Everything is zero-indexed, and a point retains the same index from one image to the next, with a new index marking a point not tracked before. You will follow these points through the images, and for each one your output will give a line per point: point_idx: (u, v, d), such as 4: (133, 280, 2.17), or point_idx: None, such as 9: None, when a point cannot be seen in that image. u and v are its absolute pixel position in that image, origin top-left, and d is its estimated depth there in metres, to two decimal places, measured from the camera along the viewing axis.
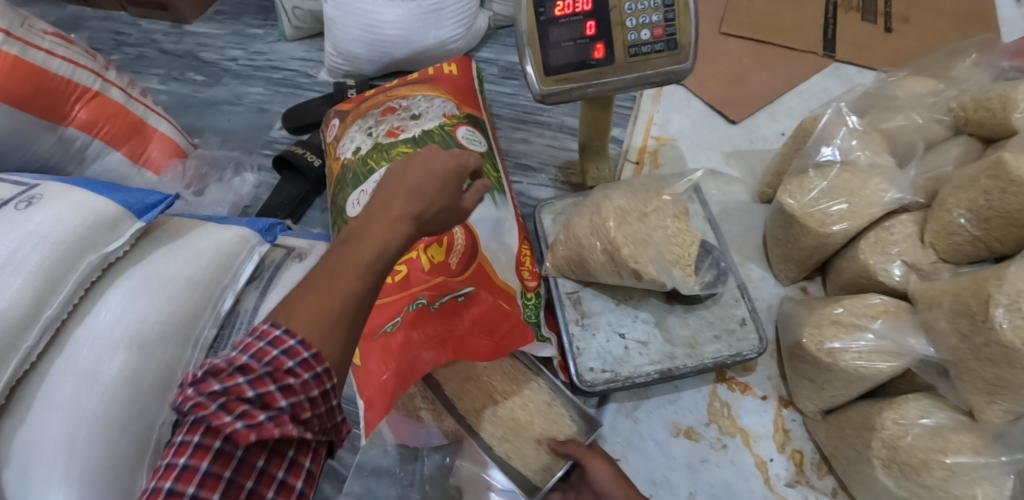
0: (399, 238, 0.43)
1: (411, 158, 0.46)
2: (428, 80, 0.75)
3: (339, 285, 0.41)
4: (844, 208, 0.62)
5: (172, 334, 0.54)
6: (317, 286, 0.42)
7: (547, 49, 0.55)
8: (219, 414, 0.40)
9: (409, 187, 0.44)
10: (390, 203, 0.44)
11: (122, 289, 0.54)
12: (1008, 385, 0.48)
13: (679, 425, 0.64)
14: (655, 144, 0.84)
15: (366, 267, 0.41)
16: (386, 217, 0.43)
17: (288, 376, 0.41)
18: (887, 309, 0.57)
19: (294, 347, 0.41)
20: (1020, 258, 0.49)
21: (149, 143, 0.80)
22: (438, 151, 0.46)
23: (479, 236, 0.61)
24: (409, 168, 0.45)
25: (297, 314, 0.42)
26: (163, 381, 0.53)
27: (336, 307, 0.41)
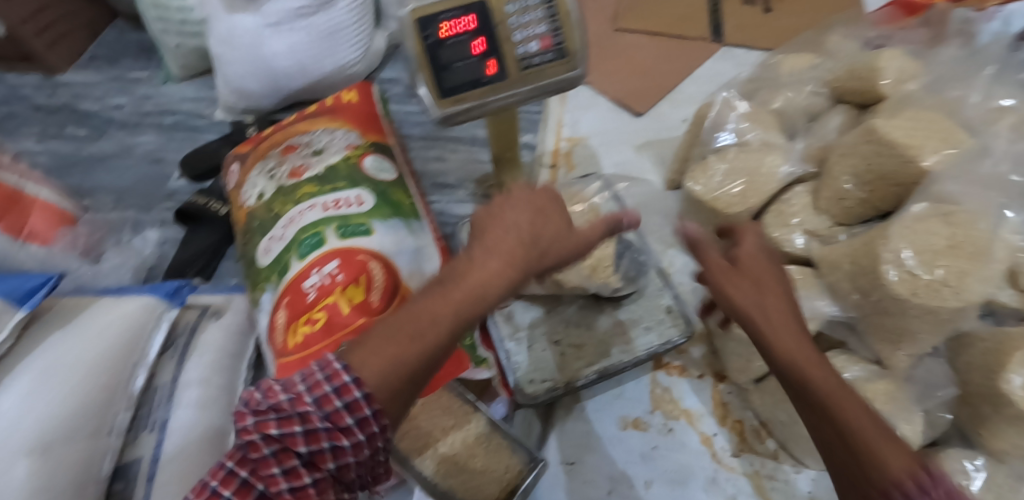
0: (496, 289, 0.45)
1: (524, 202, 0.49)
2: (326, 111, 0.73)
3: (425, 337, 0.43)
4: (747, 186, 0.65)
5: (81, 428, 0.51)
6: (405, 328, 0.43)
7: (438, 71, 0.55)
8: (270, 461, 0.40)
9: (519, 231, 0.47)
10: (502, 247, 0.46)
11: (16, 388, 0.50)
12: (907, 333, 0.52)
13: (627, 418, 0.65)
14: (568, 145, 0.85)
15: (452, 321, 0.44)
16: (497, 261, 0.46)
17: (343, 436, 0.41)
18: (797, 279, 0.60)
19: (358, 401, 0.41)
20: (898, 216, 0.53)
21: (29, 215, 0.73)
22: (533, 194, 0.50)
23: (398, 268, 0.59)
24: (508, 211, 0.48)
25: (371, 362, 0.42)
26: (80, 479, 0.49)
27: (413, 356, 0.43)
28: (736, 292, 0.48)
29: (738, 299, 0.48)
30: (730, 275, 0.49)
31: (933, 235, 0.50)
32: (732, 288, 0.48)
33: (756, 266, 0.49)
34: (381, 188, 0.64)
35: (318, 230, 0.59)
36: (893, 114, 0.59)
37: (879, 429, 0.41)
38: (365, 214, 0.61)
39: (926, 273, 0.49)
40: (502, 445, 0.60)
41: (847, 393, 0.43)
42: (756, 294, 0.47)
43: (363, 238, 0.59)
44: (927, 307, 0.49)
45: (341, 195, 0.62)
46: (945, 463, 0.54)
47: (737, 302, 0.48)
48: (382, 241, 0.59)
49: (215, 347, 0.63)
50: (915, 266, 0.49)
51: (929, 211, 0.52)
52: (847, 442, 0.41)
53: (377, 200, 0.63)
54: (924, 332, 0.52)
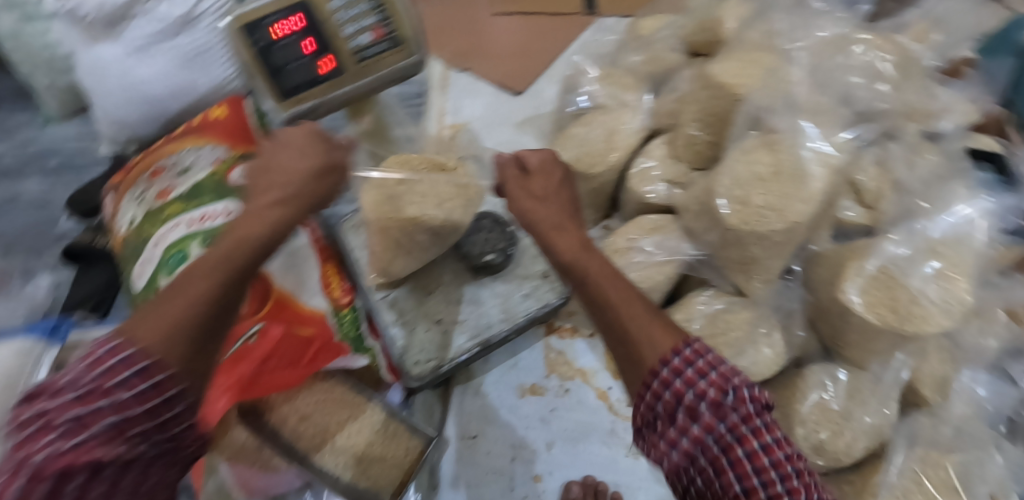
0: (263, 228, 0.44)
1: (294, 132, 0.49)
2: (194, 130, 0.73)
3: (190, 293, 0.40)
4: (606, 146, 0.67)
5: None
6: (168, 299, 0.40)
7: (273, 74, 0.55)
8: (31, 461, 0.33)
9: (295, 160, 0.48)
10: (281, 179, 0.47)
11: None
12: (752, 261, 0.55)
13: (524, 386, 0.67)
14: (451, 132, 0.86)
15: (225, 261, 0.42)
16: (274, 195, 0.46)
17: (120, 387, 0.37)
18: (657, 225, 0.62)
19: (129, 357, 0.37)
20: (731, 152, 0.55)
21: None
22: (293, 132, 0.49)
23: (269, 272, 0.60)
24: (276, 152, 0.48)
25: (141, 332, 0.38)
26: None
27: (185, 310, 0.39)
28: (534, 210, 0.49)
29: (528, 209, 0.50)
30: (518, 177, 0.52)
31: (758, 164, 0.53)
32: (523, 202, 0.51)
33: (545, 175, 0.51)
34: None
35: (183, 246, 0.59)
36: (725, 59, 0.62)
37: (643, 307, 0.44)
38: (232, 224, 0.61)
39: (753, 202, 0.51)
40: (399, 431, 0.62)
41: (618, 293, 0.45)
42: (556, 227, 0.49)
43: None
44: (757, 233, 0.52)
45: (208, 210, 0.62)
46: (808, 378, 0.57)
47: (519, 204, 0.51)
48: None
49: None
50: (741, 196, 0.52)
51: (757, 143, 0.55)
52: (620, 324, 0.43)
53: None
54: (766, 257, 0.55)
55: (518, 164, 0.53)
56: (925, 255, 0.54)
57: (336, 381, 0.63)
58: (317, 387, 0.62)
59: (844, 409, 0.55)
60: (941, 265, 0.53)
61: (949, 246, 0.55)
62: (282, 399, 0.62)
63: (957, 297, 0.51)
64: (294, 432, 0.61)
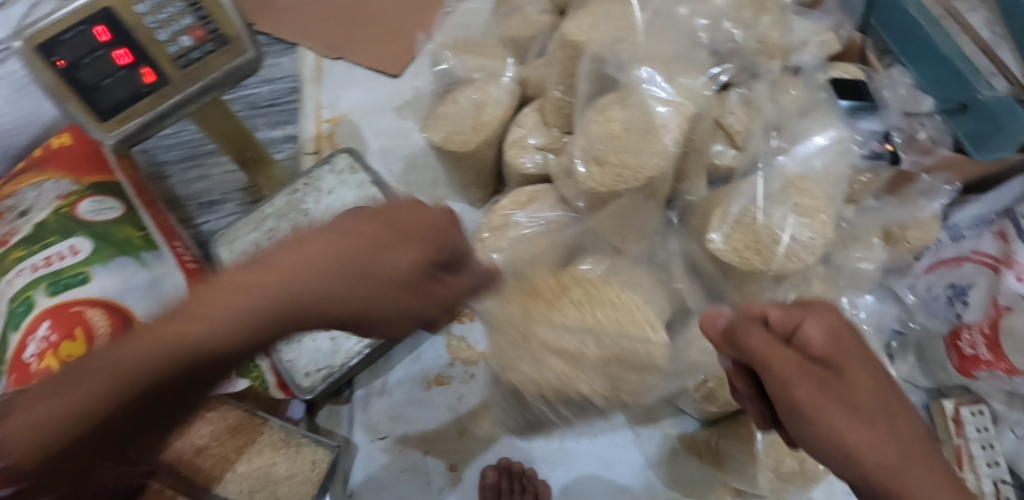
0: (225, 332, 0.31)
1: (365, 218, 0.36)
2: (36, 163, 0.66)
3: (86, 394, 0.30)
4: (476, 121, 0.64)
5: None
6: (66, 378, 0.31)
7: (87, 94, 0.51)
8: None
9: (310, 264, 0.34)
10: (281, 275, 0.33)
11: None
12: (633, 216, 0.54)
13: (429, 378, 0.66)
14: (329, 126, 0.81)
15: (135, 371, 0.30)
16: (257, 299, 0.32)
17: None
18: (534, 196, 0.62)
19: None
20: (589, 115, 0.54)
21: None
22: (348, 226, 0.36)
23: (128, 309, 0.56)
24: (304, 245, 0.34)
25: (12, 424, 0.30)
26: None
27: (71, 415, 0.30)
28: (831, 414, 0.34)
29: (821, 409, 0.35)
30: (773, 342, 0.38)
31: (612, 122, 0.52)
32: (778, 390, 0.37)
33: (852, 362, 0.36)
34: (100, 230, 0.60)
35: (27, 295, 0.54)
36: (576, 15, 0.60)
37: None
38: (81, 262, 0.56)
39: (611, 159, 0.51)
40: (304, 446, 0.60)
41: (913, 476, 0.32)
42: (903, 451, 0.33)
43: (80, 289, 0.55)
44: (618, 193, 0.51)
45: (52, 251, 0.57)
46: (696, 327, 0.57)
47: (786, 390, 0.36)
48: (103, 285, 0.56)
49: None
50: (599, 153, 0.52)
51: (612, 101, 0.54)
52: None
53: (96, 243, 0.58)
54: (635, 217, 0.55)
55: (800, 338, 0.37)
56: (785, 192, 0.54)
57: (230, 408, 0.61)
58: (210, 418, 0.60)
59: None
60: (800, 201, 0.54)
61: (808, 181, 0.55)
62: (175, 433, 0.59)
63: (821, 231, 0.52)
64: (190, 466, 0.58)
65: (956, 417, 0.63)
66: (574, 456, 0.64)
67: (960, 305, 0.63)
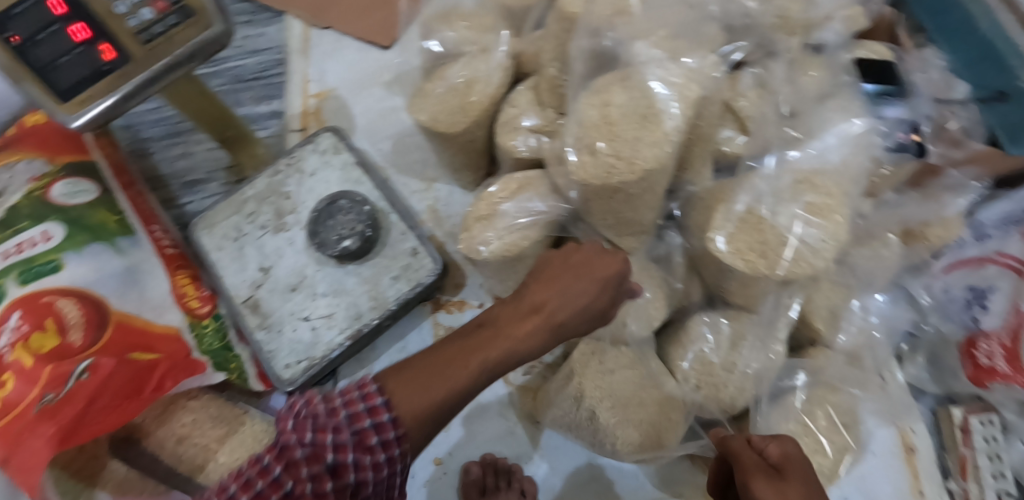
0: (535, 345, 0.42)
1: (590, 251, 0.46)
2: (9, 142, 0.64)
3: (454, 376, 0.39)
4: (464, 99, 0.60)
5: None
6: (439, 363, 0.39)
7: (44, 73, 0.48)
8: (301, 463, 0.36)
9: (561, 289, 0.44)
10: (550, 302, 0.43)
11: None
12: (627, 213, 0.50)
13: None
14: (316, 101, 0.78)
15: (487, 369, 0.40)
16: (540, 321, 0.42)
17: (369, 450, 0.37)
18: (524, 182, 0.56)
19: (386, 421, 0.37)
20: (583, 95, 0.48)
21: None
22: (598, 255, 0.46)
23: (100, 297, 0.54)
24: (565, 271, 0.44)
25: (406, 394, 0.38)
26: None
27: (446, 400, 0.38)
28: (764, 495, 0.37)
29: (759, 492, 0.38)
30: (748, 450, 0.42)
31: (609, 107, 0.46)
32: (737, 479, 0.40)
33: (799, 467, 0.40)
34: (74, 215, 0.58)
35: None
36: None
37: None
38: (54, 249, 0.55)
39: (604, 148, 0.45)
40: None
41: None
42: None
43: (50, 277, 0.53)
44: (610, 187, 0.45)
45: (22, 237, 0.55)
46: (690, 329, 0.54)
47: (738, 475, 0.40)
48: (75, 273, 0.54)
49: None
50: (593, 143, 0.45)
51: (611, 80, 0.48)
52: None
53: (68, 229, 0.57)
54: (635, 212, 0.50)
55: (761, 449, 0.41)
56: (796, 189, 0.48)
57: (216, 399, 0.59)
58: (194, 409, 0.57)
59: (723, 361, 0.52)
60: (813, 199, 0.47)
61: (822, 176, 0.49)
62: (156, 420, 0.55)
63: (834, 233, 0.46)
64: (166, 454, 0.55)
65: (964, 425, 0.60)
66: (559, 453, 0.62)
67: (978, 309, 0.58)
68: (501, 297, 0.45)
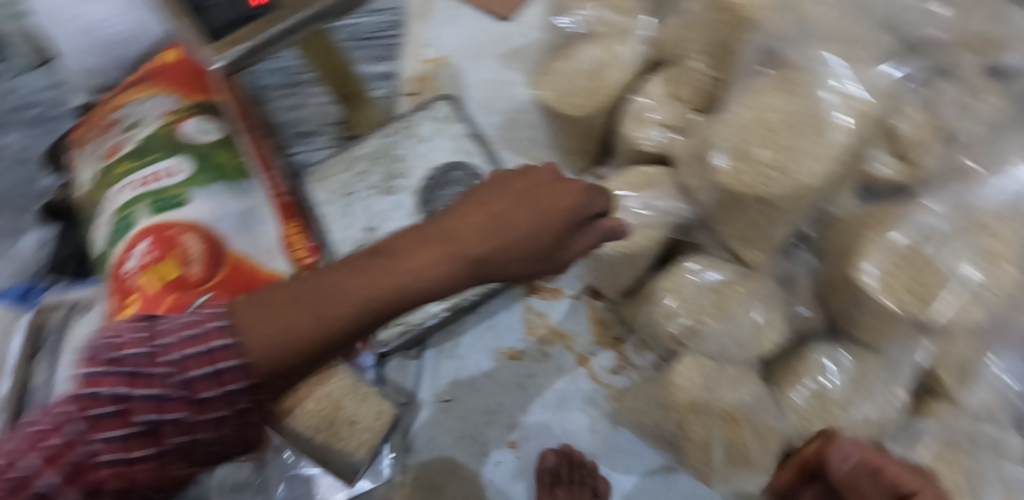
0: (438, 280, 0.41)
1: (528, 181, 0.44)
2: (147, 76, 0.67)
3: (322, 313, 0.39)
4: (594, 82, 0.58)
5: None
6: (307, 297, 0.40)
7: (201, 12, 0.51)
8: (103, 417, 0.36)
9: (474, 225, 0.42)
10: (512, 218, 0.42)
11: None
12: (759, 229, 0.47)
13: (501, 349, 0.64)
14: (429, 67, 0.77)
15: (364, 307, 0.40)
16: (440, 252, 0.41)
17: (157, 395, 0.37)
18: (648, 179, 0.55)
19: (235, 353, 0.38)
20: (740, 92, 0.46)
21: None
22: (559, 186, 0.44)
23: (220, 235, 0.56)
24: (509, 184, 0.44)
25: (255, 333, 0.39)
26: None
27: (310, 334, 0.39)
28: None
29: None
30: None
31: (769, 111, 0.43)
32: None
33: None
34: (202, 152, 0.61)
35: (130, 210, 0.56)
36: None
37: None
38: (182, 184, 0.58)
39: (759, 152, 0.42)
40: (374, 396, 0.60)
41: None
42: None
43: (176, 212, 0.56)
44: (756, 196, 0.43)
45: (157, 168, 0.59)
46: (806, 359, 0.51)
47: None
48: (200, 209, 0.57)
49: (86, 342, 0.62)
50: (747, 146, 0.43)
51: (773, 83, 0.45)
52: None
53: (195, 166, 0.59)
54: (772, 227, 0.47)
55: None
56: (970, 232, 0.44)
57: None
58: None
59: (840, 397, 0.49)
60: (988, 245, 0.43)
61: (995, 217, 0.44)
62: None
63: (1000, 282, 0.42)
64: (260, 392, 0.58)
65: None
66: (637, 458, 0.60)
67: None
68: (420, 223, 0.43)
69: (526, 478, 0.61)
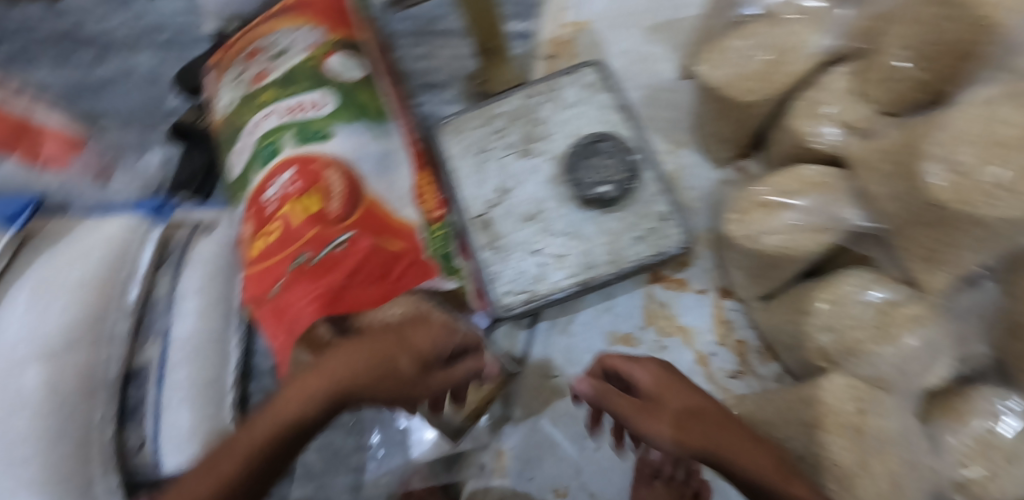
0: (303, 407, 0.41)
1: (381, 331, 0.46)
2: (294, 6, 0.66)
3: (225, 464, 0.41)
4: (770, 68, 0.54)
5: (80, 338, 0.57)
6: (212, 466, 0.42)
7: None
8: None
9: (351, 352, 0.43)
10: (329, 363, 0.43)
11: (17, 304, 0.55)
12: (948, 252, 0.42)
13: (616, 333, 0.62)
14: (569, 31, 0.73)
15: (247, 453, 0.41)
16: (316, 379, 0.42)
17: None
18: (817, 181, 0.51)
19: None
20: (968, 98, 0.41)
21: (41, 142, 0.74)
22: (415, 327, 0.46)
23: (360, 175, 0.55)
24: (343, 348, 0.44)
25: None
26: (86, 385, 0.56)
27: (217, 489, 0.40)
28: None
29: None
30: None
31: (1000, 124, 0.37)
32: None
33: (670, 391, 0.46)
34: (346, 88, 0.59)
35: (275, 138, 0.56)
36: None
37: None
38: (325, 118, 0.56)
39: (992, 168, 0.37)
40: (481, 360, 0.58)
41: None
42: None
43: (320, 145, 0.55)
44: (975, 218, 0.38)
45: (301, 99, 0.58)
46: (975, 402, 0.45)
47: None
48: (342, 145, 0.55)
49: (207, 263, 0.66)
50: (966, 163, 0.38)
51: (1003, 94, 0.39)
52: None
53: (339, 101, 0.58)
54: (973, 250, 0.41)
55: (637, 385, 0.47)
56: None
57: None
58: None
59: (1013, 449, 0.43)
60: None
61: None
62: None
63: None
64: None
65: None
66: None
67: None
68: (299, 369, 0.46)
69: (624, 469, 0.60)
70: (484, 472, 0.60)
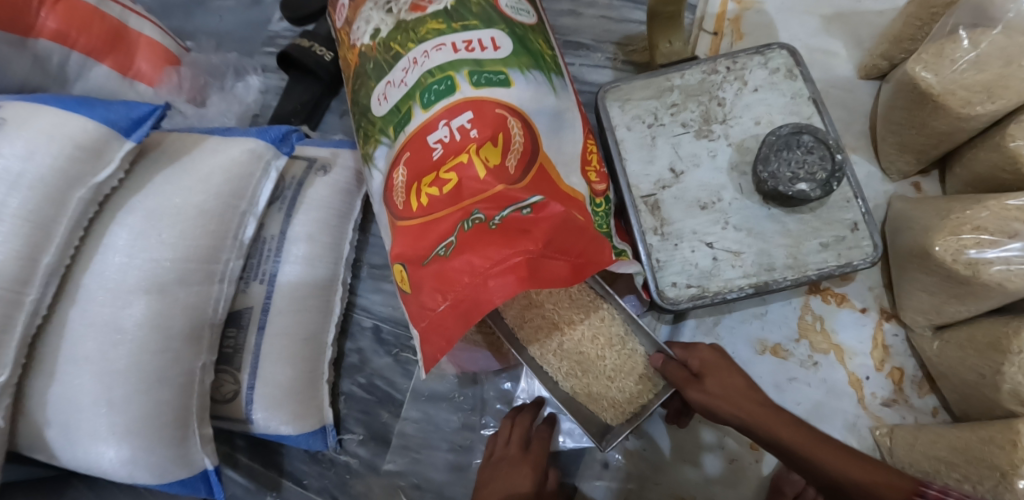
0: None
1: (511, 447, 0.55)
2: None
3: None
4: (999, 80, 0.49)
5: (193, 274, 0.50)
6: None
7: None
8: None
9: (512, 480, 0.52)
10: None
11: (125, 227, 0.49)
12: None
13: (766, 342, 0.58)
14: (737, 8, 0.66)
15: None
16: None
17: None
18: None
19: None
20: None
21: (134, 53, 0.65)
22: (526, 428, 0.56)
23: (538, 131, 0.48)
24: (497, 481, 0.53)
25: None
26: (193, 326, 0.50)
27: None
28: None
29: None
30: None
31: None
32: None
33: (718, 372, 0.49)
34: (519, 33, 0.52)
35: (446, 76, 0.49)
36: None
37: None
38: (501, 61, 0.50)
39: None
40: (634, 354, 0.53)
41: None
42: None
43: (501, 90, 0.49)
44: None
45: (473, 36, 0.51)
46: None
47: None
48: (521, 94, 0.49)
49: (325, 207, 0.60)
50: None
51: None
52: None
53: (515, 45, 0.51)
54: None
55: (678, 362, 0.51)
56: None
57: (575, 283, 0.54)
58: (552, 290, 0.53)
59: None
60: None
61: None
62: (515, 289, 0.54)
63: None
64: (512, 320, 0.54)
65: None
66: None
67: None
68: None
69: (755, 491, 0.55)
70: (606, 471, 0.57)
